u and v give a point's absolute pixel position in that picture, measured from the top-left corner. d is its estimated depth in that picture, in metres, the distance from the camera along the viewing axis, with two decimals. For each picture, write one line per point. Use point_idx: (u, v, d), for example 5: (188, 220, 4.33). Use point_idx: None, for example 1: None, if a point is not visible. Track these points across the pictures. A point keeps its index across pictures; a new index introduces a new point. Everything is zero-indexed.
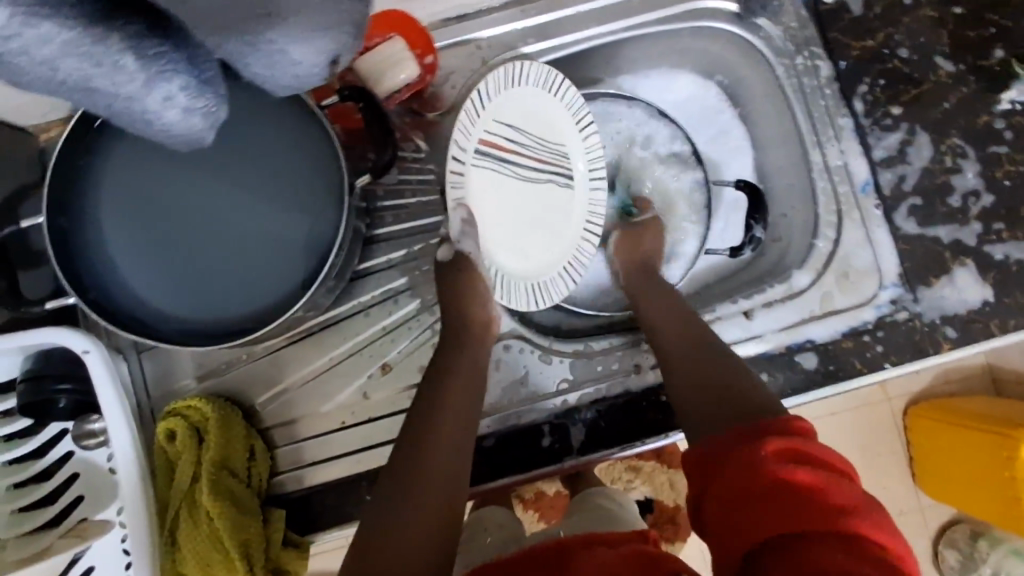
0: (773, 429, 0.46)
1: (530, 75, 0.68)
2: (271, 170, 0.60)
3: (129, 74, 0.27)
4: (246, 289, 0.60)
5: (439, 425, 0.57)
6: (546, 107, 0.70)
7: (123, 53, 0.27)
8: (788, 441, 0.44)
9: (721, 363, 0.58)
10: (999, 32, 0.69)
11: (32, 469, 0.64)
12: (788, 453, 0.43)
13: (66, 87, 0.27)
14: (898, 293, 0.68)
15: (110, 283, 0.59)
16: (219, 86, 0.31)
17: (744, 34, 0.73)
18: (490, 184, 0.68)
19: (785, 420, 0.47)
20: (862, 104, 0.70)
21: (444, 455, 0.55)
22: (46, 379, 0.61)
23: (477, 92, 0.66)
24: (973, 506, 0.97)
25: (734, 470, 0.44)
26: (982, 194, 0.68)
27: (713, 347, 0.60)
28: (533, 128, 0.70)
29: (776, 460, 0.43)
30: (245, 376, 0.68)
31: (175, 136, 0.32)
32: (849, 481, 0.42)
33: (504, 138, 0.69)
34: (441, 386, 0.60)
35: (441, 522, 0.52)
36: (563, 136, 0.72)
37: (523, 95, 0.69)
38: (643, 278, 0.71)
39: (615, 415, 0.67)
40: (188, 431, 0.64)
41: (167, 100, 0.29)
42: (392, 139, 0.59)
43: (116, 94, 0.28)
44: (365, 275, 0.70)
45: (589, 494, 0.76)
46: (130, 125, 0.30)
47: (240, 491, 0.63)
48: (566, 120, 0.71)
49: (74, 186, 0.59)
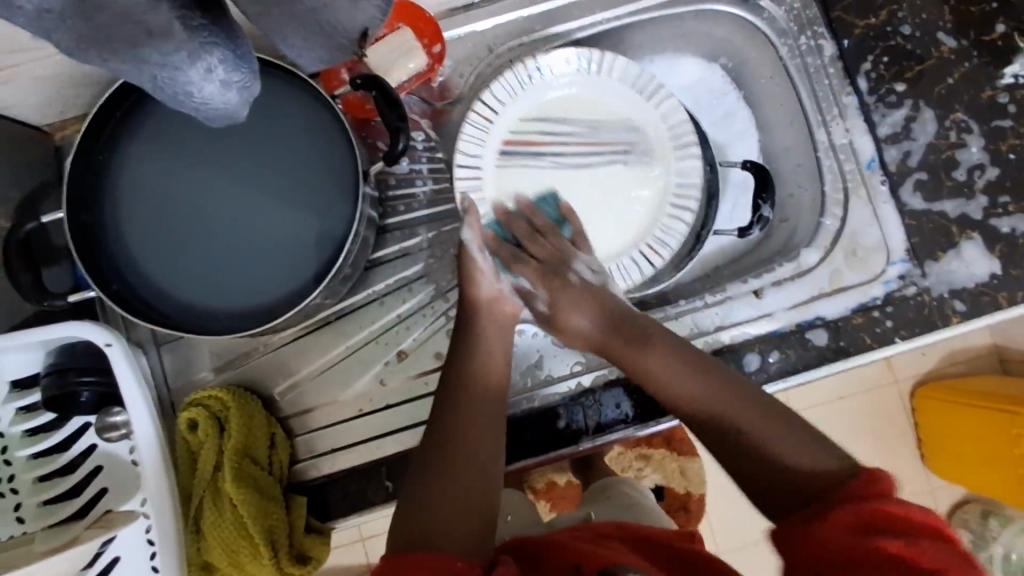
0: (855, 499, 0.46)
1: (553, 66, 0.71)
2: (285, 159, 0.61)
3: (177, 44, 0.29)
4: (263, 278, 0.61)
5: (467, 409, 0.58)
6: (594, 90, 0.73)
7: (169, 21, 0.28)
8: (872, 506, 0.45)
9: (783, 429, 0.55)
10: (1001, 6, 0.70)
11: (57, 462, 0.65)
12: (871, 523, 0.44)
13: (115, 50, 0.29)
14: (906, 268, 0.68)
15: (131, 274, 0.60)
16: (253, 64, 0.33)
17: (748, 16, 0.74)
18: (524, 177, 0.72)
19: (862, 485, 0.47)
20: (866, 81, 0.71)
21: (473, 431, 0.57)
22: (71, 371, 0.62)
23: (488, 98, 0.70)
24: (983, 484, 0.98)
25: (818, 541, 0.45)
26: (987, 167, 0.69)
27: (763, 413, 0.56)
28: (580, 113, 0.73)
29: (863, 532, 0.44)
30: (263, 366, 0.69)
31: (211, 111, 0.33)
32: (939, 542, 0.43)
33: (539, 132, 0.72)
34: (466, 369, 0.61)
35: (480, 507, 0.54)
36: (625, 112, 0.73)
37: (546, 87, 0.72)
38: (613, 318, 0.64)
39: (630, 397, 0.68)
40: (210, 421, 0.65)
41: (207, 72, 0.31)
42: (404, 122, 0.58)
43: (162, 65, 0.30)
44: (379, 265, 0.71)
45: (609, 483, 0.79)
46: (172, 99, 0.32)
47: (263, 480, 0.64)
48: (614, 93, 0.73)
49: (92, 181, 0.60)
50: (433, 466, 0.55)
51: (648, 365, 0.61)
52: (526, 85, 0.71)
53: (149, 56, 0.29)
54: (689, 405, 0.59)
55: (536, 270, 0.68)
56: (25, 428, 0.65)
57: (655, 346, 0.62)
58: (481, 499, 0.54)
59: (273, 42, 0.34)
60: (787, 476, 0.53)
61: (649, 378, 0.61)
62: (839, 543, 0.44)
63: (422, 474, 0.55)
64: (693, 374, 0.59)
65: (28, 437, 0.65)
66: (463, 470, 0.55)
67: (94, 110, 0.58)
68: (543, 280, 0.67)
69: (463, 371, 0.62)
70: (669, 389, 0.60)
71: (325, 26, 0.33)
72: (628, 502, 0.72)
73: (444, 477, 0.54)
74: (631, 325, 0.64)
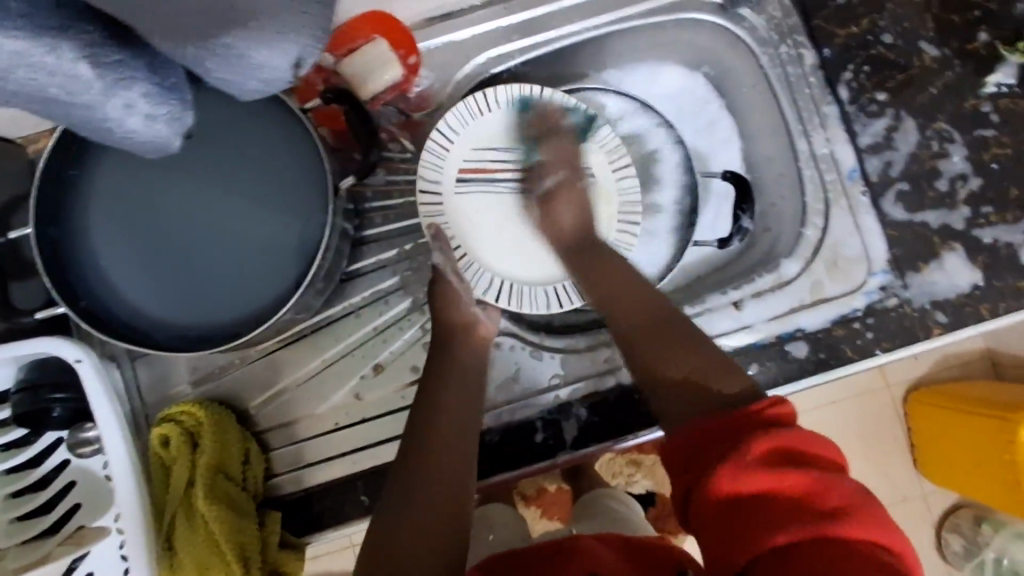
0: (754, 423, 0.46)
1: (503, 98, 0.69)
2: (257, 173, 0.60)
3: (93, 87, 0.32)
4: (234, 294, 0.60)
5: (439, 424, 0.58)
6: (529, 119, 0.69)
7: (78, 63, 0.30)
8: (773, 439, 0.44)
9: (692, 350, 0.57)
10: (984, 15, 0.69)
11: (29, 478, 0.64)
12: (770, 454, 0.44)
13: (24, 97, 0.31)
14: (887, 280, 0.68)
15: (102, 291, 0.60)
16: (176, 89, 0.36)
17: (728, 25, 0.73)
18: (479, 206, 0.68)
19: (764, 408, 0.47)
20: (847, 91, 0.70)
21: (449, 446, 0.57)
22: (41, 388, 0.62)
23: (444, 128, 0.68)
24: (978, 491, 0.97)
25: (721, 478, 0.44)
26: (970, 177, 0.68)
27: (685, 332, 0.59)
28: (528, 143, 0.69)
29: (763, 464, 0.43)
30: (239, 380, 0.69)
31: (137, 138, 0.36)
32: (836, 473, 0.43)
33: (487, 160, 0.69)
34: (439, 388, 0.61)
35: (450, 519, 0.52)
36: (567, 140, 0.69)
37: (498, 118, 0.69)
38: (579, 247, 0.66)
39: (609, 410, 0.67)
40: (182, 436, 0.64)
41: (127, 106, 0.34)
42: (374, 138, 0.59)
43: (75, 102, 0.32)
44: (356, 276, 0.70)
45: (597, 495, 0.79)
46: (97, 133, 0.35)
47: (236, 495, 0.64)
48: (561, 124, 0.68)
49: (60, 197, 0.59)
50: (416, 477, 0.54)
51: (603, 280, 0.64)
52: (475, 118, 0.69)
53: (64, 99, 0.32)
54: (624, 319, 0.62)
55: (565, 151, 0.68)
56: None
57: (608, 263, 0.65)
58: (452, 520, 0.52)
59: (199, 73, 0.36)
60: (668, 372, 0.56)
61: (595, 288, 0.64)
62: (738, 478, 0.43)
63: (400, 488, 0.54)
64: (634, 292, 0.63)
65: None
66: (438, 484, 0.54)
67: (62, 126, 0.57)
68: (566, 161, 0.67)
69: (437, 387, 0.61)
70: (612, 299, 0.63)
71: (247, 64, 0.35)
72: (614, 513, 0.73)
73: (427, 493, 0.53)
74: (592, 248, 0.66)
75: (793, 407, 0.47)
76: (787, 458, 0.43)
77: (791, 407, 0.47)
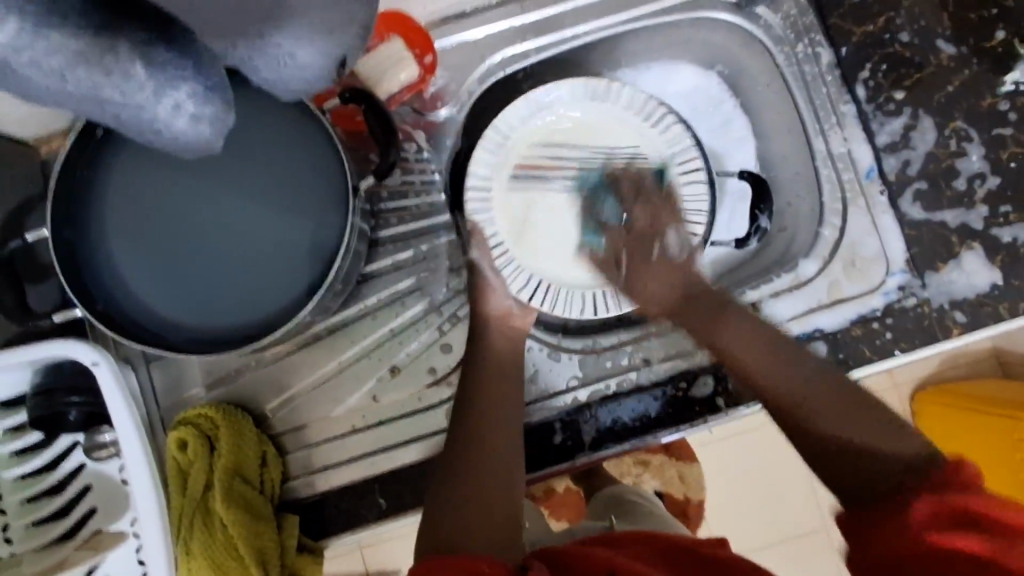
0: (926, 483, 0.45)
1: (566, 91, 0.70)
2: (275, 174, 0.60)
3: (145, 88, 0.31)
4: (251, 296, 0.60)
5: (489, 439, 0.58)
6: (593, 116, 0.71)
7: (132, 63, 0.30)
8: (945, 500, 0.43)
9: (854, 407, 0.54)
10: (1001, 13, 0.69)
11: (45, 482, 0.64)
12: (942, 516, 0.42)
13: (75, 96, 0.30)
14: (906, 279, 0.67)
15: (119, 294, 0.59)
16: (221, 94, 0.36)
17: (744, 23, 0.73)
18: (534, 204, 0.71)
19: (948, 471, 0.45)
20: (864, 90, 0.70)
21: (491, 438, 0.59)
22: (57, 392, 0.61)
23: (503, 122, 0.70)
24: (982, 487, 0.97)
25: (892, 531, 0.43)
26: (988, 176, 0.68)
27: (841, 386, 0.56)
28: (592, 142, 0.72)
29: (937, 525, 0.42)
30: (253, 383, 0.68)
31: (181, 141, 0.36)
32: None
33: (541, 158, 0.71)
34: (473, 379, 0.63)
35: (501, 508, 0.54)
36: (634, 137, 0.71)
37: (559, 113, 0.71)
38: (681, 312, 0.65)
39: (629, 412, 0.67)
40: (199, 440, 0.64)
41: (176, 108, 0.33)
42: (395, 137, 0.59)
43: (126, 104, 0.32)
44: (371, 278, 0.70)
45: (617, 490, 0.82)
46: (143, 135, 0.35)
47: (254, 499, 0.64)
48: (627, 120, 0.71)
49: (77, 199, 0.59)
50: (459, 474, 0.56)
51: (724, 340, 0.61)
52: (537, 113, 0.71)
53: (115, 100, 0.32)
54: (767, 377, 0.58)
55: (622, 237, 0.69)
56: (10, 449, 0.64)
57: (727, 317, 0.62)
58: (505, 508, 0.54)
59: (246, 73, 0.35)
60: (836, 431, 0.53)
61: (717, 343, 0.62)
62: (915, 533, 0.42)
63: (445, 482, 0.56)
64: (772, 345, 0.59)
65: (14, 457, 0.64)
66: (484, 475, 0.56)
67: (77, 127, 0.57)
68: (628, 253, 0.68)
69: (471, 382, 0.63)
70: (736, 353, 0.60)
71: (295, 66, 0.35)
72: (638, 506, 0.76)
73: (468, 499, 0.54)
74: (702, 301, 0.65)
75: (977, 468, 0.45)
76: (962, 519, 0.41)
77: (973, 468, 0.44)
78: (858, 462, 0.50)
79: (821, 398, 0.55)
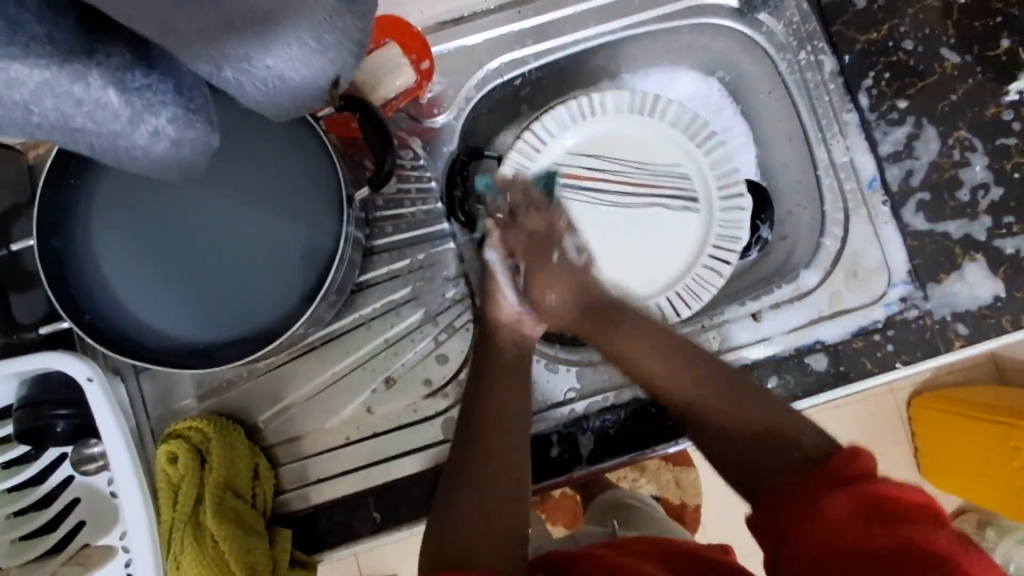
0: (828, 478, 0.44)
1: (612, 101, 0.72)
2: (269, 184, 0.59)
3: (121, 116, 0.30)
4: (243, 307, 0.59)
5: (494, 446, 0.56)
6: (643, 130, 0.73)
7: (105, 90, 0.29)
8: (849, 493, 0.41)
9: (744, 400, 0.56)
10: (1005, 21, 0.68)
11: (34, 495, 0.63)
12: (851, 508, 0.40)
13: (47, 129, 0.29)
14: (907, 291, 0.67)
15: (108, 304, 0.58)
16: (206, 116, 0.35)
17: (746, 30, 0.72)
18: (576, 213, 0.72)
19: (841, 461, 0.44)
20: (867, 98, 0.69)
21: (504, 443, 0.57)
22: (43, 405, 0.59)
23: (537, 129, 0.71)
24: (976, 494, 0.97)
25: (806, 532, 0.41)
26: (991, 187, 0.67)
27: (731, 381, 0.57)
28: (634, 154, 0.73)
29: (846, 519, 0.40)
30: (245, 394, 0.67)
31: (159, 162, 0.35)
32: (932, 526, 0.39)
33: (584, 167, 0.73)
34: (487, 380, 0.61)
35: (507, 519, 0.53)
36: (677, 157, 0.73)
37: (604, 123, 0.72)
38: (594, 321, 0.64)
39: (626, 424, 0.66)
40: (190, 453, 0.62)
41: (155, 133, 0.32)
42: (391, 145, 0.57)
43: (100, 131, 0.31)
44: (366, 287, 0.69)
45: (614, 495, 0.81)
46: (120, 161, 0.33)
47: (245, 513, 0.62)
48: (674, 138, 0.73)
49: (64, 208, 0.58)
50: (469, 477, 0.55)
51: (618, 345, 0.62)
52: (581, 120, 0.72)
53: (90, 129, 0.30)
54: (665, 384, 0.59)
55: (521, 242, 0.65)
56: None
57: (625, 325, 0.63)
58: (513, 518, 0.53)
59: (233, 95, 0.34)
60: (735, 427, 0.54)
61: (620, 351, 0.62)
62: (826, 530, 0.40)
63: (453, 488, 0.55)
64: (665, 351, 0.60)
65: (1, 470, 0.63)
66: (495, 484, 0.54)
67: None
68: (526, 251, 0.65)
69: (481, 385, 0.61)
70: (635, 362, 0.61)
71: (285, 83, 0.34)
72: (637, 511, 0.76)
73: (477, 502, 0.53)
74: (609, 310, 0.65)
75: (868, 455, 0.44)
76: (871, 511, 0.40)
77: (871, 459, 0.44)
78: (758, 453, 0.52)
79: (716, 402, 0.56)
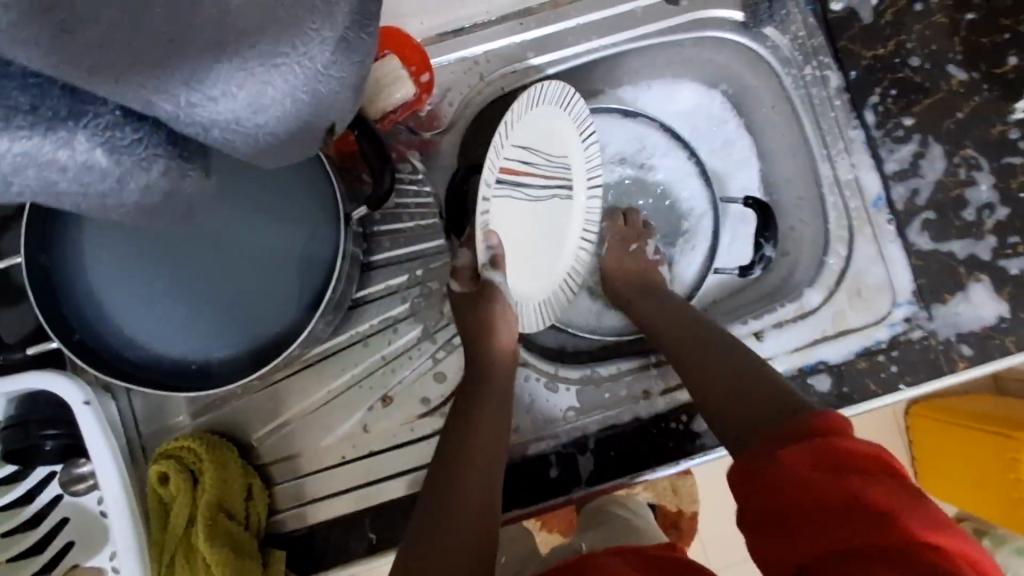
0: (802, 430, 0.43)
1: (549, 93, 0.62)
2: (266, 201, 0.58)
3: (112, 175, 0.29)
4: (239, 328, 0.58)
5: (468, 458, 0.55)
6: (557, 123, 0.65)
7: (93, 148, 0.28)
8: (805, 449, 0.41)
9: (748, 369, 0.54)
10: (1013, 37, 0.67)
11: (22, 516, 0.61)
12: (813, 460, 0.40)
13: (31, 184, 0.28)
14: (912, 311, 0.66)
15: (99, 323, 0.57)
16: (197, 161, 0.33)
17: (751, 43, 0.71)
18: (507, 214, 0.61)
19: (817, 416, 0.44)
20: (872, 115, 0.68)
21: (478, 460, 0.55)
22: (32, 424, 0.59)
23: (504, 120, 0.58)
24: (968, 501, 0.97)
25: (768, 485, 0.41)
26: (997, 207, 0.66)
27: (743, 357, 0.56)
28: (547, 148, 0.64)
29: (803, 467, 0.40)
30: (239, 411, 0.66)
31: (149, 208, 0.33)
32: (887, 476, 0.38)
33: (520, 162, 0.61)
34: (474, 408, 0.59)
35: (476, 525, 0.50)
36: (567, 149, 0.67)
37: (540, 114, 0.62)
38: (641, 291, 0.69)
39: (626, 445, 0.65)
40: (181, 473, 0.61)
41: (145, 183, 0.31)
42: (390, 163, 0.56)
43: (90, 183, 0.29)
44: (365, 303, 0.68)
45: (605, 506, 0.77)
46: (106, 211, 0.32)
47: (239, 534, 0.61)
48: (572, 132, 0.67)
49: (55, 225, 0.56)
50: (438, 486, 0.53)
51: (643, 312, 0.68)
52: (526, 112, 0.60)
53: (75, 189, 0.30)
54: (683, 355, 0.59)
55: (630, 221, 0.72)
56: None
57: (657, 297, 0.68)
58: (480, 518, 0.51)
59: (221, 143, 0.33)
60: (740, 393, 0.52)
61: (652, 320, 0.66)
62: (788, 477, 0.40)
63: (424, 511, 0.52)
64: (690, 319, 0.63)
65: None
66: (461, 496, 0.52)
67: None
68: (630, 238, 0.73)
69: (466, 410, 0.60)
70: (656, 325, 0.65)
71: (272, 126, 0.34)
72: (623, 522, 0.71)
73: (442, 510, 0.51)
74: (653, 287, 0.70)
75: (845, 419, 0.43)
76: (831, 462, 0.39)
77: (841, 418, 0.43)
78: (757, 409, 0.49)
79: (723, 369, 0.55)
